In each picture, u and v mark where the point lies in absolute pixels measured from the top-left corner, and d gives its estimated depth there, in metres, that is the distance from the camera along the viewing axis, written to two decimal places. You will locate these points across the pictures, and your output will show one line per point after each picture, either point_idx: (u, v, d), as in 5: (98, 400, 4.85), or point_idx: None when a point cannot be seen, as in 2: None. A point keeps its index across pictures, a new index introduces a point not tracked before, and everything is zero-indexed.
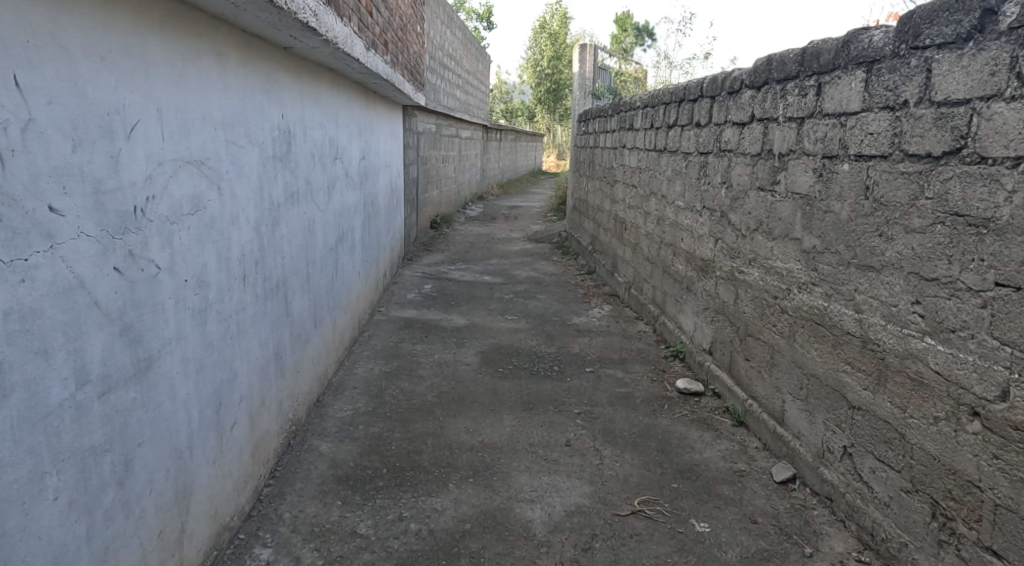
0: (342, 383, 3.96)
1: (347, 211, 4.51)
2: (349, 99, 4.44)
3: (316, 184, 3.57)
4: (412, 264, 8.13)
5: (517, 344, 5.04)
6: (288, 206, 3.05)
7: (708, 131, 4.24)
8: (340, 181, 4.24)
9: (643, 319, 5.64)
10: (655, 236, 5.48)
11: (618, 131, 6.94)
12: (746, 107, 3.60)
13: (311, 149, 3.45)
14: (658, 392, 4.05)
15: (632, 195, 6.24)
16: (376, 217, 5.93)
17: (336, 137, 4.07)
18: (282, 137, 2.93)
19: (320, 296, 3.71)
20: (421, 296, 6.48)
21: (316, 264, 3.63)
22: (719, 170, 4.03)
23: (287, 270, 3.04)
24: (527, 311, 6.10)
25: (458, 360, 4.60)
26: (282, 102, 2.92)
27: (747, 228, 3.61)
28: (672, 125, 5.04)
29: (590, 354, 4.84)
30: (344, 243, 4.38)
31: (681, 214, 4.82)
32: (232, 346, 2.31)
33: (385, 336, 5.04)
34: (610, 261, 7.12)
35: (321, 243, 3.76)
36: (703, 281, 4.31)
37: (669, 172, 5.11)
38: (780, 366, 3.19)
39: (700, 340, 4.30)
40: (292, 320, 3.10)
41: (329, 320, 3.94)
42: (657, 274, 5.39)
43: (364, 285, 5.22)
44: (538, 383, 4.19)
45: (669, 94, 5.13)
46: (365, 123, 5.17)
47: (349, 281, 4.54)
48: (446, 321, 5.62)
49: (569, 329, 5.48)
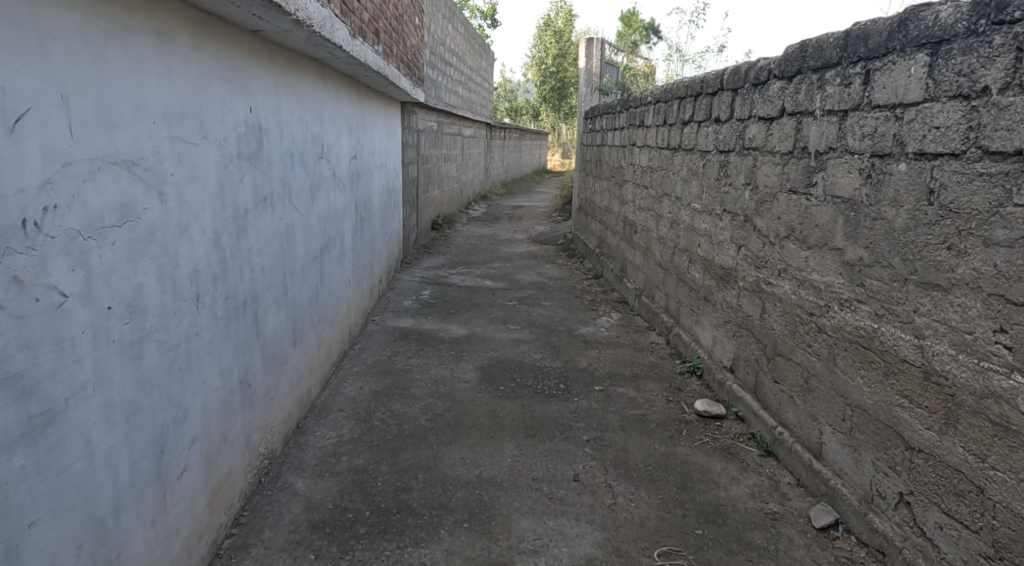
0: (326, 405, 3.60)
1: (335, 214, 4.14)
2: (337, 92, 4.07)
3: (295, 187, 3.21)
4: (411, 268, 7.77)
5: (520, 358, 4.68)
6: (259, 211, 2.69)
7: (729, 128, 3.87)
8: (325, 182, 3.87)
9: (655, 329, 5.27)
10: (669, 241, 5.11)
11: (627, 128, 6.57)
12: (775, 101, 3.23)
13: (288, 146, 3.09)
14: (674, 415, 3.68)
15: (642, 195, 5.88)
16: (369, 220, 5.57)
17: (320, 134, 3.71)
18: (250, 133, 2.57)
19: (301, 310, 3.35)
20: (419, 303, 6.11)
21: (296, 275, 3.27)
22: (741, 171, 3.66)
23: (258, 284, 2.68)
24: (531, 320, 5.73)
25: (455, 377, 4.23)
26: (250, 93, 2.56)
27: (775, 235, 3.24)
28: (687, 121, 4.67)
29: (599, 369, 4.47)
30: (330, 250, 4.01)
31: (698, 218, 4.45)
32: (181, 381, 1.96)
33: (376, 349, 4.68)
34: (619, 265, 6.76)
35: (302, 250, 3.39)
36: (724, 292, 3.93)
37: (684, 173, 4.74)
38: (816, 392, 2.82)
39: (721, 356, 3.94)
40: (263, 340, 2.74)
41: (312, 335, 3.58)
42: (671, 282, 5.02)
43: (356, 293, 4.86)
44: (542, 404, 3.82)
45: (685, 88, 4.75)
46: (356, 119, 4.80)
47: (336, 291, 4.17)
48: (444, 332, 5.26)
49: (576, 340, 5.11)
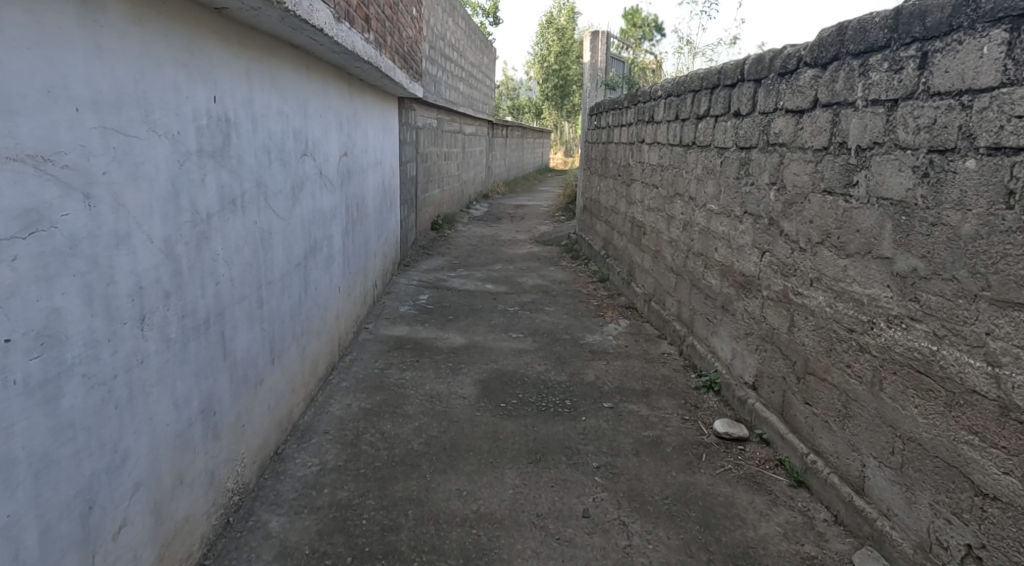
0: (309, 427, 3.29)
1: (321, 216, 3.82)
2: (323, 83, 3.75)
3: (272, 187, 2.89)
4: (409, 271, 7.44)
5: (522, 370, 4.35)
6: (227, 214, 2.37)
7: (751, 123, 3.55)
8: (310, 181, 3.54)
9: (666, 338, 4.95)
10: (681, 244, 4.79)
11: (635, 124, 6.24)
12: (806, 91, 2.90)
13: (264, 142, 2.78)
14: (691, 437, 3.36)
15: (652, 195, 5.56)
16: (363, 221, 5.26)
17: (304, 129, 3.40)
18: (215, 126, 2.25)
19: (280, 323, 3.03)
20: (416, 309, 5.79)
21: (274, 284, 2.95)
22: (766, 170, 3.34)
23: (226, 298, 2.37)
24: (534, 327, 5.41)
25: (451, 393, 3.90)
26: (215, 80, 2.25)
27: (806, 240, 2.92)
28: (702, 116, 4.35)
29: (608, 382, 4.15)
30: (316, 256, 3.70)
31: (714, 220, 4.13)
32: (120, 420, 1.66)
33: (368, 361, 4.36)
34: (626, 269, 6.44)
35: (282, 257, 3.08)
36: (745, 302, 3.61)
37: (699, 172, 4.41)
38: (857, 419, 2.50)
39: (742, 371, 3.62)
40: (232, 361, 2.43)
41: (294, 350, 3.26)
42: (684, 288, 4.70)
43: (346, 300, 4.53)
44: (547, 423, 3.50)
45: (699, 80, 4.43)
46: (347, 114, 4.48)
47: (323, 299, 3.86)
48: (441, 340, 4.93)
49: (582, 350, 4.78)
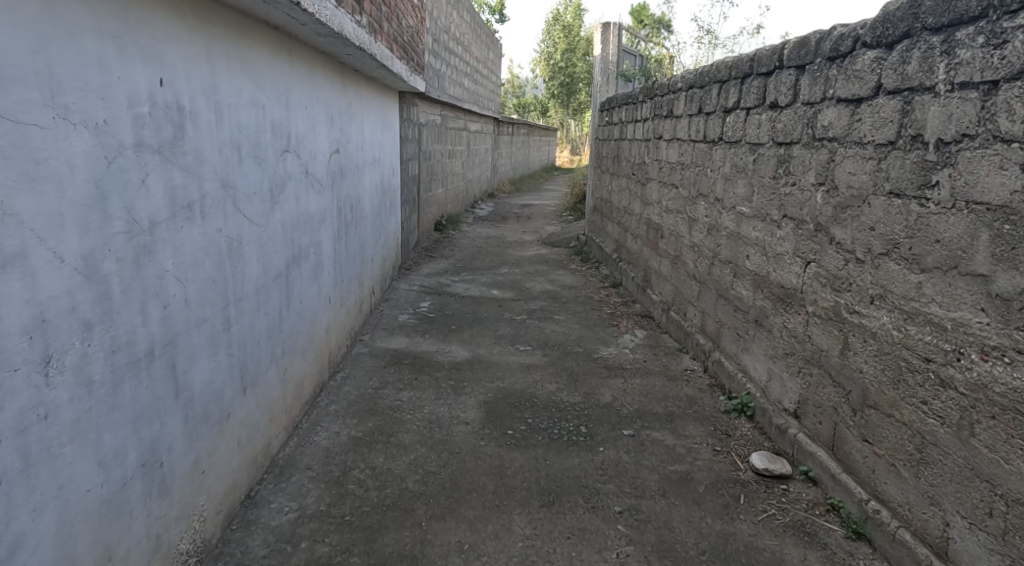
0: (290, 462, 2.88)
1: (307, 220, 3.41)
2: (308, 70, 3.34)
3: (242, 187, 2.47)
4: (410, 275, 7.04)
5: (531, 390, 3.94)
6: (180, 222, 1.97)
7: (792, 115, 3.13)
8: (291, 181, 3.13)
9: (688, 352, 4.53)
10: (706, 250, 4.37)
11: (651, 119, 5.82)
12: (865, 76, 2.48)
13: (232, 135, 2.38)
14: (726, 473, 2.95)
15: (671, 196, 5.15)
16: (358, 223, 4.83)
17: (285, 122, 3.00)
18: (164, 116, 1.86)
19: (254, 345, 2.62)
20: (416, 318, 5.39)
21: (246, 301, 2.54)
22: (812, 169, 2.92)
23: (178, 322, 1.96)
24: (543, 338, 5.00)
25: (453, 418, 3.50)
26: (163, 59, 1.85)
27: (865, 250, 2.50)
28: (731, 108, 3.94)
29: (627, 404, 3.75)
30: (301, 265, 3.29)
31: (745, 223, 3.72)
32: (7, 499, 1.31)
33: (361, 380, 3.95)
34: (641, 274, 6.03)
35: (257, 268, 2.67)
36: (784, 318, 3.20)
37: (728, 171, 3.99)
38: (938, 467, 2.08)
39: (780, 396, 3.21)
40: (188, 397, 2.03)
41: (272, 374, 2.86)
42: (709, 298, 4.28)
43: (338, 312, 4.13)
44: (560, 456, 3.09)
45: (727, 69, 4.01)
46: (337, 107, 4.06)
47: (310, 313, 3.46)
48: (443, 354, 4.53)
49: (596, 366, 4.37)
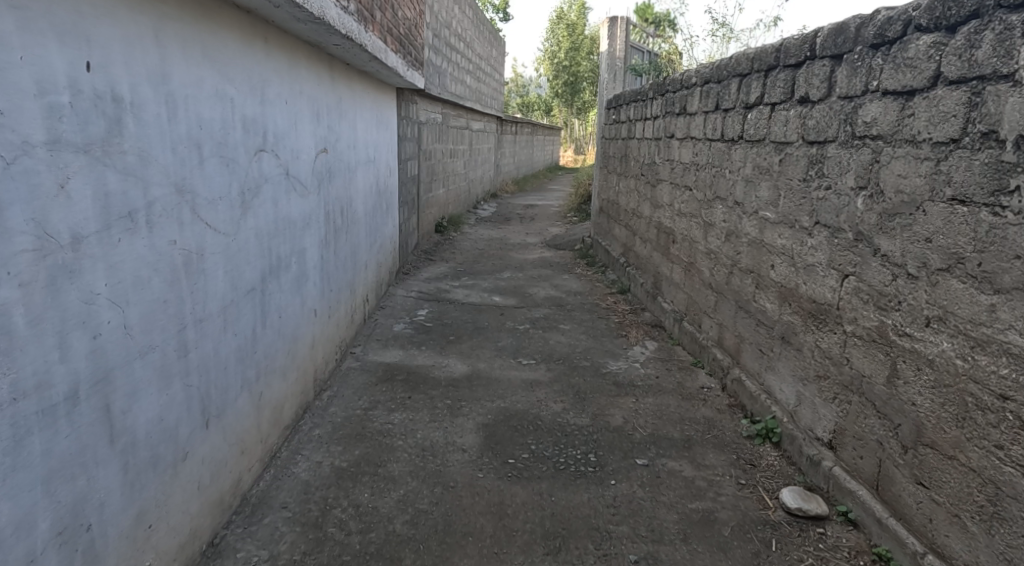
0: (264, 499, 2.58)
1: (288, 227, 3.10)
2: (287, 61, 3.01)
3: (203, 191, 2.15)
4: (408, 281, 6.72)
5: (535, 410, 3.62)
6: (118, 235, 1.66)
7: (826, 110, 2.81)
8: (268, 184, 2.81)
9: (704, 367, 4.21)
10: (723, 258, 4.05)
11: (662, 117, 5.50)
12: (919, 64, 2.17)
13: (191, 132, 2.06)
14: (753, 513, 2.63)
15: (684, 198, 4.83)
16: (349, 228, 4.51)
17: (259, 118, 2.68)
18: (95, 107, 1.56)
19: (219, 372, 2.30)
20: (412, 328, 5.08)
21: (209, 321, 2.23)
22: (851, 170, 2.60)
23: (115, 354, 1.65)
24: (547, 350, 4.68)
25: (448, 444, 3.18)
26: (94, 40, 1.55)
27: (918, 265, 2.18)
28: (753, 104, 3.62)
29: (640, 427, 3.43)
30: (279, 276, 2.98)
31: (769, 230, 3.40)
32: None
33: (349, 399, 3.63)
34: (651, 280, 5.71)
35: (224, 283, 2.36)
36: (816, 337, 2.88)
37: (750, 172, 3.67)
38: (1018, 525, 1.79)
39: (811, 424, 2.89)
40: (130, 442, 1.72)
41: (244, 401, 2.55)
42: (728, 310, 3.96)
43: (325, 325, 3.81)
44: (566, 491, 2.77)
45: (749, 62, 3.69)
46: (325, 102, 3.74)
47: (290, 329, 3.14)
48: (439, 369, 4.21)
49: (605, 382, 4.05)
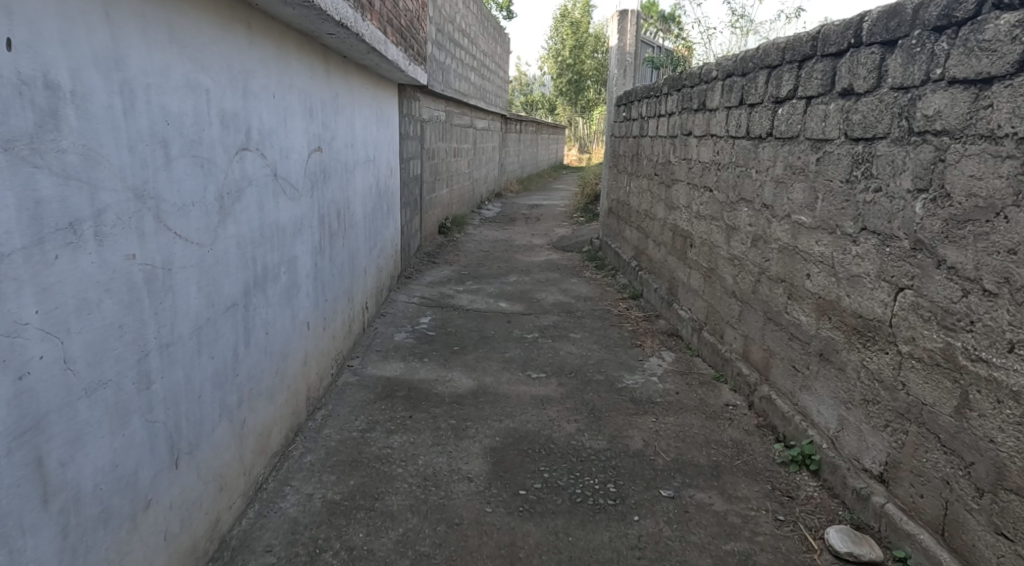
0: (246, 542, 2.31)
1: (276, 233, 2.81)
2: (274, 49, 2.73)
3: (171, 196, 1.87)
4: (410, 286, 6.42)
5: (547, 432, 3.33)
6: (54, 250, 1.40)
7: (875, 103, 2.51)
8: (252, 187, 2.52)
9: (727, 382, 3.92)
10: (749, 265, 3.76)
11: (678, 114, 5.19)
12: (1001, 47, 1.94)
13: (156, 129, 1.78)
14: (796, 556, 2.35)
15: (704, 199, 4.52)
16: (346, 233, 4.22)
17: (242, 112, 2.40)
18: (19, 95, 1.32)
19: (191, 403, 2.01)
20: (414, 338, 4.79)
21: (179, 345, 1.94)
22: (907, 170, 2.31)
23: (47, 395, 1.38)
24: (558, 362, 4.38)
25: (452, 472, 2.89)
26: (18, 15, 1.30)
27: (999, 281, 1.94)
28: (784, 98, 3.32)
29: (663, 452, 3.14)
30: (266, 288, 2.69)
31: (804, 235, 3.10)
32: None
33: (345, 419, 3.35)
34: (666, 286, 5.41)
35: (198, 301, 2.07)
36: (863, 356, 2.59)
37: (781, 172, 3.37)
38: None
39: (857, 453, 2.61)
40: (73, 499, 1.45)
41: (223, 432, 2.26)
42: (754, 321, 3.66)
43: (319, 338, 3.52)
44: (585, 530, 2.49)
45: (780, 52, 3.39)
46: (318, 96, 3.44)
47: (279, 346, 2.85)
48: (443, 384, 3.92)
49: (621, 400, 3.75)
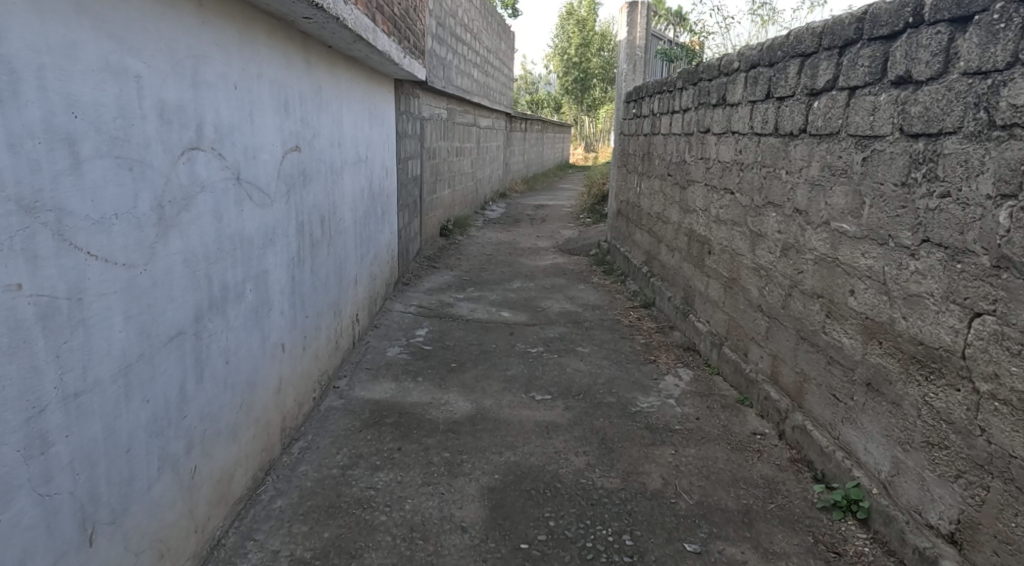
0: None
1: (239, 246, 2.43)
2: (234, 32, 2.35)
3: (84, 208, 1.51)
4: (407, 294, 6.04)
5: (552, 467, 2.94)
6: None
7: (941, 93, 2.15)
8: (206, 193, 2.15)
9: (753, 406, 3.53)
10: (778, 277, 3.36)
11: (694, 109, 4.79)
12: None
13: (56, 123, 1.43)
14: None
15: (725, 202, 4.13)
16: (332, 241, 3.83)
17: (192, 106, 2.03)
18: None
19: (117, 460, 1.64)
20: (409, 353, 4.41)
21: (96, 391, 1.57)
22: (986, 171, 1.98)
23: None
24: (564, 381, 4.00)
25: (444, 520, 2.52)
26: None
27: None
28: (821, 89, 2.93)
29: (685, 492, 2.76)
30: (226, 310, 2.31)
31: (847, 246, 2.71)
32: None
33: (326, 452, 2.98)
34: (680, 295, 5.01)
35: (129, 335, 1.70)
36: (924, 390, 2.21)
37: (816, 174, 2.97)
38: None
39: (918, 505, 2.23)
40: None
41: (165, 488, 1.89)
42: (785, 339, 3.27)
43: (298, 360, 3.14)
44: None
45: (816, 38, 2.99)
46: (295, 88, 3.06)
47: (244, 376, 2.48)
48: (436, 407, 3.53)
49: (636, 427, 3.36)
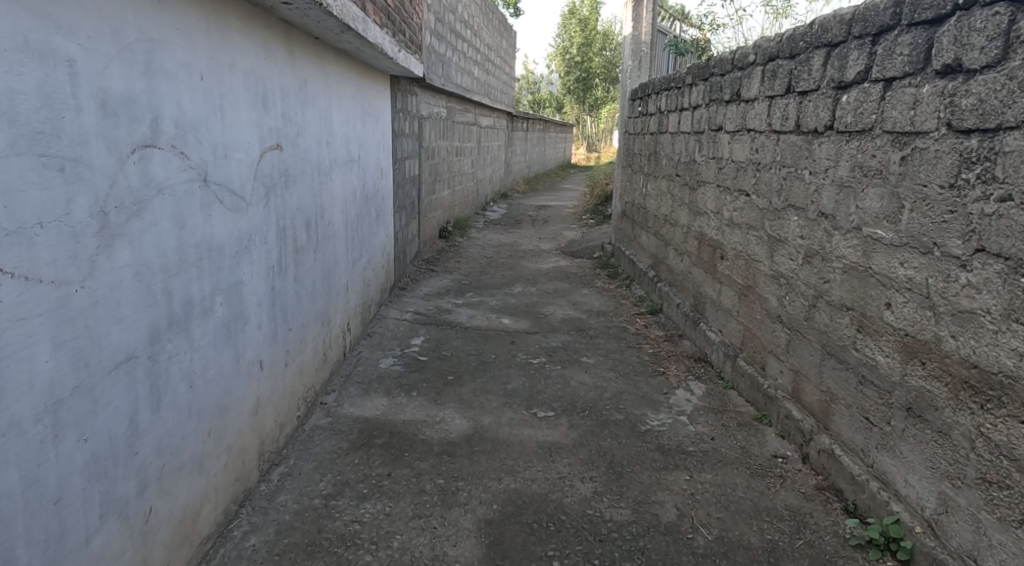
0: None
1: (208, 255, 2.17)
2: (199, 15, 2.08)
3: None
4: (403, 299, 5.77)
5: (554, 495, 2.69)
6: None
7: (1000, 82, 1.90)
8: (166, 196, 1.90)
9: (773, 425, 3.27)
10: (801, 286, 3.10)
11: (705, 106, 4.52)
12: None
13: None
14: None
15: (739, 204, 3.86)
16: (319, 247, 3.56)
17: (147, 97, 1.78)
18: None
19: (40, 513, 1.42)
20: (403, 365, 4.14)
21: (11, 435, 1.35)
22: None
23: None
24: (569, 396, 3.74)
25: (435, 561, 2.27)
26: None
27: None
28: (851, 81, 2.67)
29: (701, 525, 2.50)
30: (191, 328, 2.05)
31: (883, 254, 2.44)
32: None
33: (308, 478, 2.72)
34: (690, 302, 4.74)
35: (58, 365, 1.46)
36: (980, 420, 1.95)
37: (846, 174, 2.71)
38: None
39: (975, 549, 1.97)
40: None
41: (111, 537, 1.65)
42: (809, 354, 3.00)
43: (279, 377, 2.88)
44: None
45: (844, 25, 2.73)
46: (275, 81, 2.79)
47: (213, 400, 2.22)
48: (430, 426, 3.28)
49: (646, 449, 3.10)
